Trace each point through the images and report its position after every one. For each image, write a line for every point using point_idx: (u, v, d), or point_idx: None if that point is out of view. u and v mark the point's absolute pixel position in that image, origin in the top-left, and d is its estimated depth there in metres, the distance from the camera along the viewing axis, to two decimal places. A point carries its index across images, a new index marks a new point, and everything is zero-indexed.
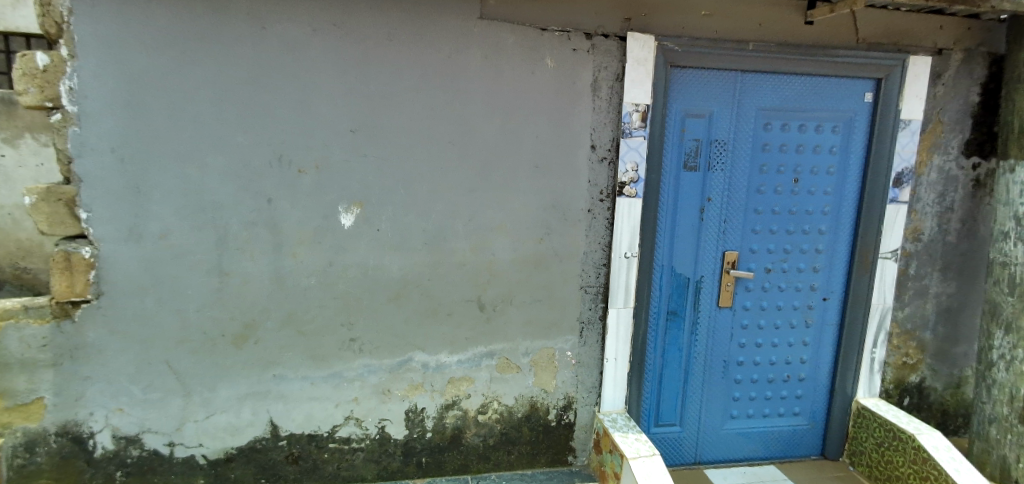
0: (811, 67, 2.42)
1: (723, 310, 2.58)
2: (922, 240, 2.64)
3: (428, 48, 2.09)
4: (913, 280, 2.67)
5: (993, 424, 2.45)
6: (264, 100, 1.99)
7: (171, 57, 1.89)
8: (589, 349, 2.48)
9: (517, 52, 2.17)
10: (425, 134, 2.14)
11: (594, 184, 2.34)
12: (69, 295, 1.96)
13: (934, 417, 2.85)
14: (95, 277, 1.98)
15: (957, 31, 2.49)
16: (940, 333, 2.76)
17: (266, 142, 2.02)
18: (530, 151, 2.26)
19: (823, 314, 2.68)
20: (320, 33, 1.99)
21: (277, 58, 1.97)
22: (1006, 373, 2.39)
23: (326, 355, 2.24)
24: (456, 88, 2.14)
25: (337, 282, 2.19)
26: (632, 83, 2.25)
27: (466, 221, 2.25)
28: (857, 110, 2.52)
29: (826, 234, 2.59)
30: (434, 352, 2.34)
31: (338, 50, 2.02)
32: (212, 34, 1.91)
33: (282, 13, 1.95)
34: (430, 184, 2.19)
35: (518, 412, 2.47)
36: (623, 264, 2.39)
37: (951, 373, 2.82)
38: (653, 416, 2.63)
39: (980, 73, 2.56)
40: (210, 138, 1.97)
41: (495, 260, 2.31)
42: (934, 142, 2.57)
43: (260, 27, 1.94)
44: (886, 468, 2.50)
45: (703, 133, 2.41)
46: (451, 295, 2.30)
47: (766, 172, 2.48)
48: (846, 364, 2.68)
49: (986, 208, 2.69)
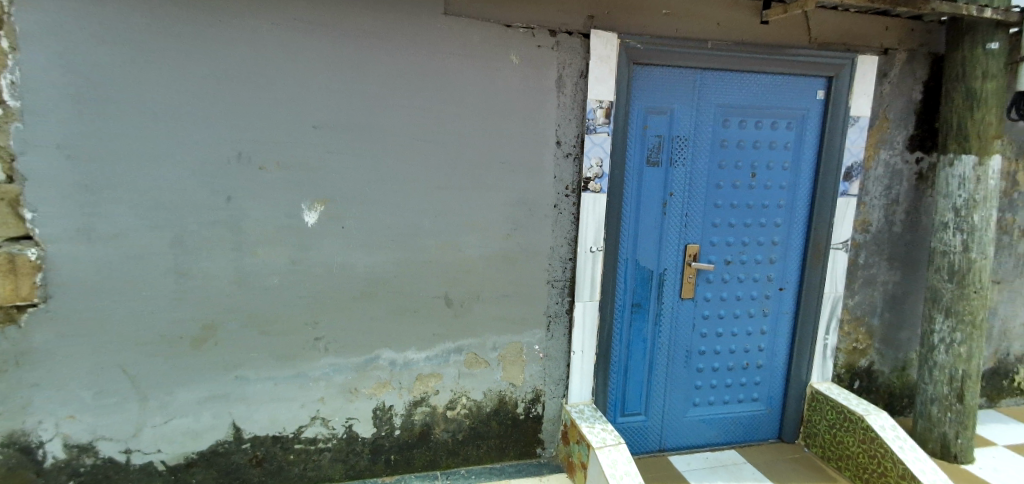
0: (767, 65, 2.50)
1: (685, 301, 2.65)
2: (869, 232, 2.77)
3: (420, 48, 2.10)
4: (862, 269, 2.81)
5: (934, 403, 2.60)
6: (261, 100, 1.97)
7: (168, 56, 1.86)
8: (557, 343, 2.52)
9: (487, 50, 2.18)
10: (403, 131, 2.14)
11: (560, 179, 2.38)
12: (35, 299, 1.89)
13: (881, 399, 3.01)
14: (75, 282, 1.92)
15: (901, 32, 2.62)
16: (887, 319, 2.91)
17: (258, 143, 2.00)
18: (503, 148, 2.28)
19: (780, 304, 2.78)
20: (320, 34, 1.99)
21: (277, 58, 1.97)
22: (946, 355, 2.55)
23: (291, 355, 2.20)
24: (424, 86, 2.13)
25: (302, 283, 2.15)
26: (595, 80, 2.30)
27: (437, 216, 2.25)
28: (810, 107, 2.62)
29: (781, 226, 2.69)
30: (401, 350, 2.33)
31: (336, 51, 2.02)
32: (210, 34, 1.89)
33: (283, 13, 1.94)
34: (425, 182, 2.21)
35: (486, 407, 2.48)
36: (589, 258, 2.45)
37: (897, 357, 2.98)
38: (619, 407, 2.68)
39: (922, 73, 2.70)
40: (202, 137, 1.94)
41: (463, 257, 2.32)
42: (881, 138, 2.70)
43: (263, 27, 1.93)
44: (837, 449, 2.62)
45: (664, 129, 2.48)
46: (419, 292, 2.29)
47: (725, 167, 2.56)
48: (800, 351, 2.79)
49: (927, 200, 2.84)
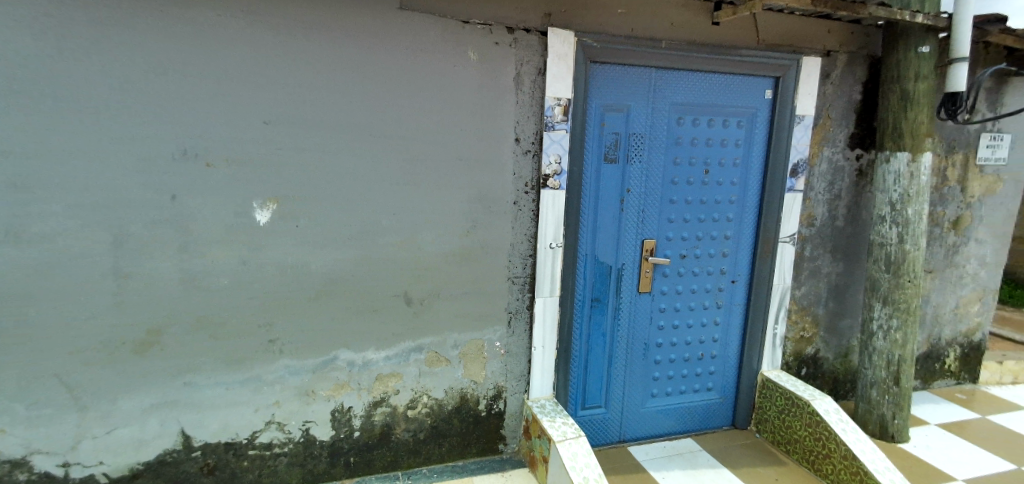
0: (718, 65, 2.58)
1: (642, 295, 2.71)
2: (814, 226, 2.91)
3: (393, 44, 2.09)
4: (808, 261, 2.94)
5: (874, 387, 2.75)
6: (249, 100, 1.95)
7: (167, 57, 1.83)
8: (518, 339, 2.53)
9: (445, 46, 2.16)
10: (367, 127, 2.11)
11: (519, 176, 2.39)
12: (13, 303, 1.80)
13: (826, 384, 3.17)
14: (57, 288, 1.85)
15: (842, 35, 2.75)
16: (831, 308, 3.06)
17: (257, 146, 1.99)
18: (464, 145, 2.27)
19: (732, 296, 2.87)
20: (302, 32, 1.97)
21: (265, 58, 1.94)
22: (884, 341, 2.70)
23: (243, 358, 2.13)
24: (381, 82, 2.10)
25: (255, 284, 2.09)
26: (553, 77, 2.32)
27: (399, 214, 2.23)
28: (759, 106, 2.71)
29: (733, 221, 2.78)
30: (360, 350, 2.29)
31: (336, 51, 2.02)
32: (210, 34, 1.86)
33: (260, 10, 1.91)
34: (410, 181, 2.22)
35: (448, 405, 2.47)
36: (548, 255, 2.47)
37: (840, 344, 3.14)
38: (580, 400, 2.72)
39: (861, 74, 2.85)
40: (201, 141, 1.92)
41: (423, 255, 2.30)
42: (824, 136, 2.83)
43: (250, 25, 1.90)
44: (785, 433, 2.74)
45: (621, 127, 2.52)
46: (379, 291, 2.26)
47: (679, 164, 2.63)
48: (751, 341, 2.91)
49: (867, 195, 2.99)
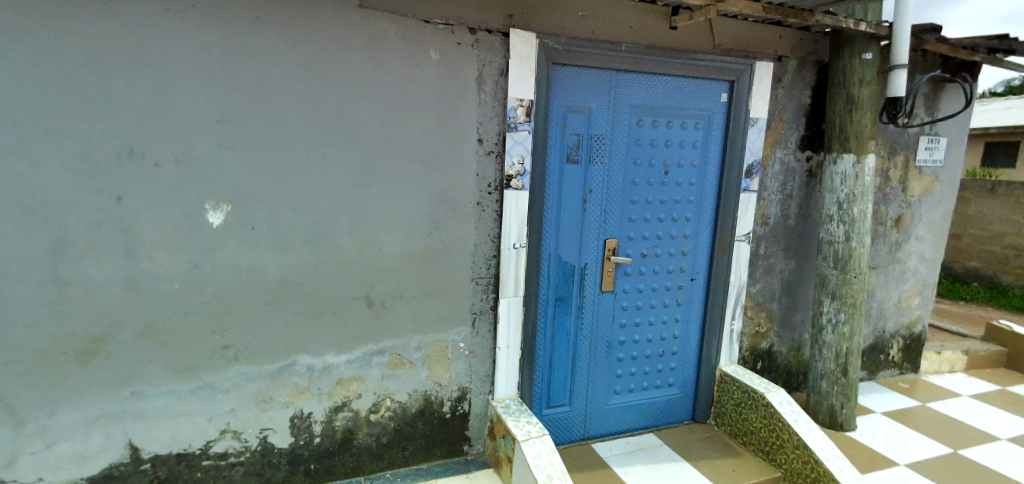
0: (676, 68, 2.64)
1: (605, 294, 2.76)
2: (768, 224, 3.02)
3: (357, 43, 2.06)
4: (762, 259, 3.05)
5: (824, 379, 2.88)
6: (200, 97, 1.87)
7: (164, 58, 1.81)
8: (482, 340, 2.53)
9: (405, 45, 2.14)
10: (327, 127, 2.07)
11: (481, 177, 2.39)
12: None
13: (781, 377, 3.30)
14: (11, 294, 1.75)
15: (792, 41, 2.87)
16: (784, 304, 3.18)
17: (256, 149, 1.99)
18: (426, 146, 2.25)
19: (692, 293, 2.95)
20: (265, 30, 1.92)
21: (217, 55, 1.87)
22: (833, 334, 2.83)
23: (196, 365, 2.06)
24: (339, 81, 2.06)
25: (208, 288, 2.01)
26: (515, 78, 2.33)
27: (360, 215, 2.19)
28: (715, 109, 2.79)
29: (691, 220, 2.86)
30: (319, 355, 2.24)
31: (303, 49, 1.99)
32: (189, 31, 1.82)
33: (210, 4, 1.84)
34: (344, 189, 2.15)
35: (411, 408, 2.45)
36: (512, 255, 2.48)
37: (793, 338, 3.27)
38: (545, 399, 2.74)
39: (810, 79, 2.97)
40: (201, 146, 1.91)
41: (385, 257, 2.27)
42: (777, 138, 2.94)
43: (210, 23, 1.85)
44: (742, 425, 2.84)
45: (583, 128, 2.55)
46: (339, 294, 2.22)
47: (640, 165, 2.69)
48: (710, 337, 2.99)
49: (817, 195, 3.13)
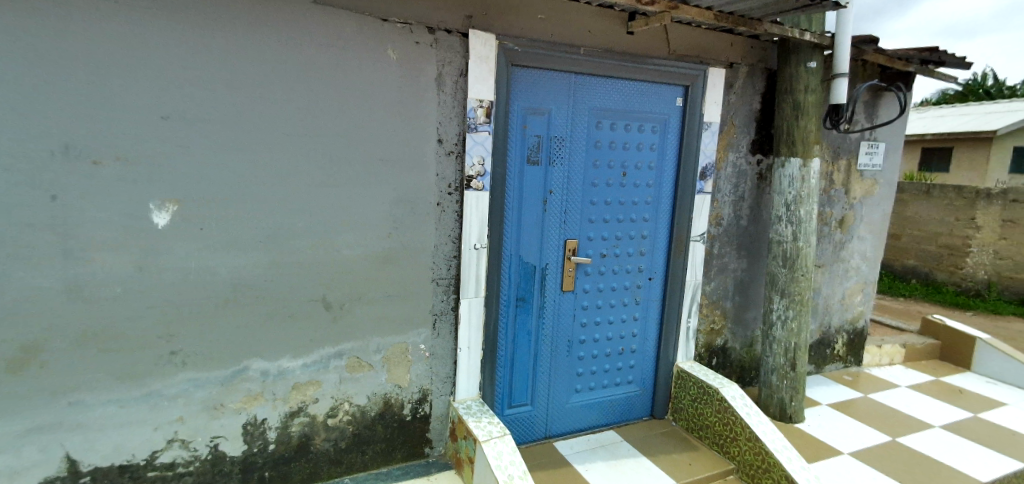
0: (633, 73, 2.71)
1: (565, 293, 2.79)
2: (722, 225, 3.13)
3: (314, 41, 2.03)
4: (716, 258, 3.16)
5: (774, 373, 3.00)
6: (144, 92, 1.80)
7: (127, 53, 1.75)
8: (443, 341, 2.52)
9: (362, 43, 2.12)
10: (282, 125, 2.03)
11: (441, 177, 2.38)
12: None
13: (734, 372, 3.42)
14: None
15: (742, 48, 2.99)
16: (737, 302, 3.30)
17: (256, 149, 2.00)
18: (384, 145, 2.23)
19: (649, 292, 3.02)
20: (218, 25, 1.87)
21: (163, 48, 1.80)
22: (782, 330, 2.96)
23: (141, 372, 1.96)
24: (294, 78, 2.02)
25: (154, 291, 1.93)
26: (475, 79, 2.33)
27: (317, 215, 2.15)
28: (671, 113, 2.88)
29: (649, 221, 2.93)
30: (274, 359, 2.18)
31: (255, 44, 1.93)
32: (130, 22, 1.74)
33: None
34: (329, 177, 2.15)
35: (371, 412, 2.41)
36: (473, 255, 2.48)
37: (746, 335, 3.40)
38: (506, 399, 2.75)
39: (759, 86, 3.10)
40: (202, 147, 1.91)
41: (343, 258, 2.23)
42: (729, 142, 3.06)
43: (159, 16, 1.78)
44: (698, 420, 2.92)
45: (543, 130, 2.58)
46: (295, 296, 2.17)
47: (599, 167, 2.74)
48: (667, 334, 3.07)
49: (767, 197, 3.26)
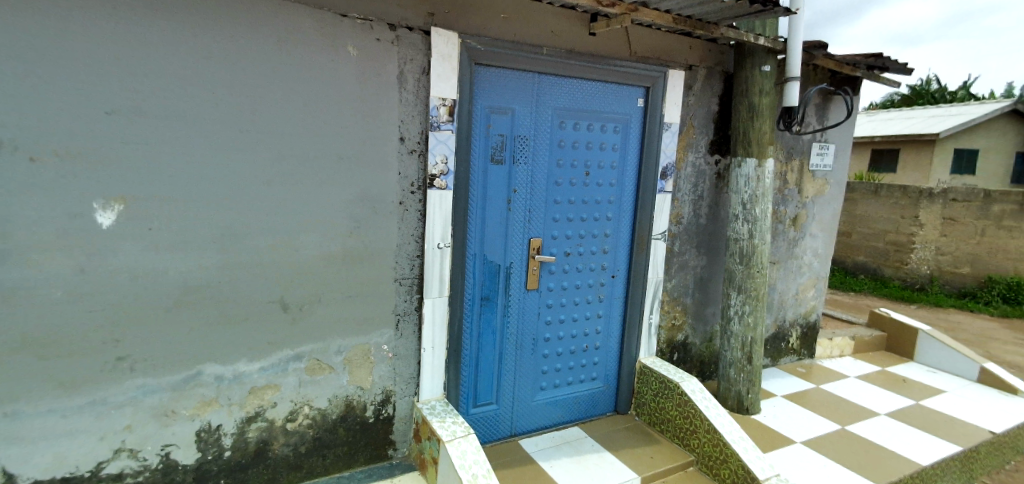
0: (596, 73, 2.75)
1: (530, 292, 2.81)
2: (682, 223, 3.21)
3: (269, 35, 1.97)
4: (676, 256, 3.24)
5: (732, 367, 3.10)
6: (85, 86, 1.70)
7: (65, 44, 1.66)
8: (406, 342, 2.50)
9: (320, 39, 2.08)
10: (237, 122, 1.97)
11: (404, 176, 2.36)
12: None
13: (695, 367, 3.51)
14: None
15: (701, 51, 3.07)
16: (697, 298, 3.40)
17: (209, 147, 1.93)
18: (344, 144, 2.19)
19: (613, 290, 3.07)
20: (166, 16, 1.79)
21: (105, 39, 1.71)
22: (739, 325, 3.05)
23: (84, 380, 1.86)
24: (248, 74, 1.96)
25: (98, 294, 1.83)
26: (437, 77, 2.32)
27: (274, 214, 2.09)
28: (633, 113, 2.93)
29: (612, 220, 2.98)
30: (229, 363, 2.11)
31: (207, 38, 1.87)
32: (69, 10, 1.65)
33: None
34: (285, 176, 2.09)
35: (332, 415, 2.37)
36: (436, 255, 2.47)
37: (705, 330, 3.50)
38: (471, 398, 2.75)
39: (717, 88, 3.19)
40: (168, 146, 1.86)
41: (301, 258, 2.18)
42: (688, 142, 3.14)
43: (102, 5, 1.69)
44: (659, 414, 2.99)
45: (506, 129, 2.59)
46: (252, 298, 2.11)
47: (562, 166, 2.77)
48: (630, 331, 3.13)
49: (725, 196, 3.36)
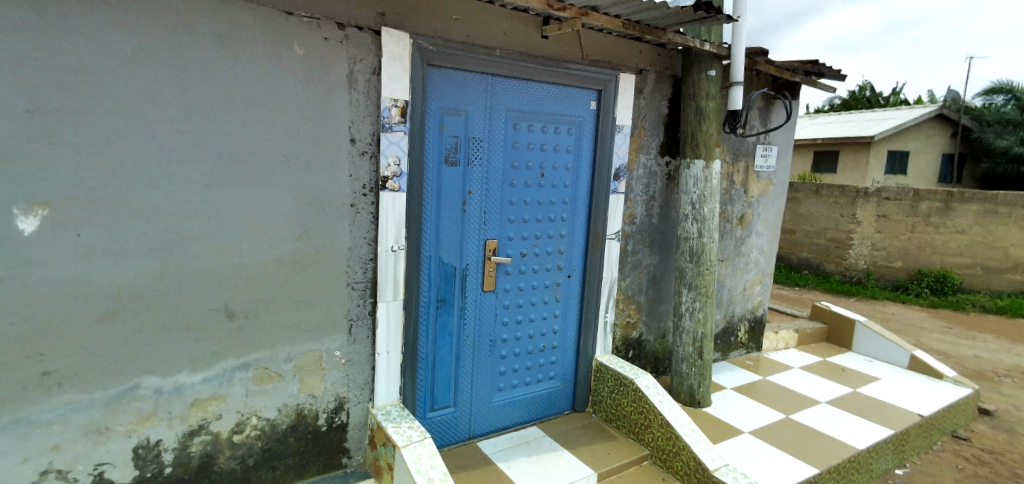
0: (548, 76, 2.78)
1: (486, 293, 2.81)
2: (635, 223, 3.29)
3: (209, 31, 1.89)
4: (630, 255, 3.32)
5: (684, 362, 3.19)
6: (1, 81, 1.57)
7: None
8: (359, 347, 2.46)
9: (265, 37, 2.01)
10: (174, 122, 1.87)
11: (355, 178, 2.31)
12: None
13: (649, 363, 3.61)
14: None
15: (650, 56, 3.16)
16: (650, 295, 3.49)
17: (145, 148, 1.83)
18: (292, 145, 2.13)
19: (569, 289, 3.11)
20: (93, 8, 1.68)
21: (25, 31, 1.59)
22: (690, 321, 3.16)
23: (4, 399, 1.70)
24: (186, 71, 1.87)
25: (19, 305, 1.68)
26: (388, 78, 2.29)
27: (217, 218, 2.00)
28: (586, 115, 2.98)
29: (567, 221, 3.02)
30: (169, 375, 2.01)
31: (140, 33, 1.77)
32: None
33: None
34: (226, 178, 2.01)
35: (282, 424, 2.29)
36: (390, 258, 2.44)
37: (658, 327, 3.60)
38: (428, 402, 2.72)
39: (666, 91, 3.29)
40: (98, 147, 1.75)
41: (247, 264, 2.10)
42: (640, 144, 3.22)
43: None
44: (615, 410, 3.05)
45: (460, 130, 2.58)
46: (193, 306, 2.02)
47: (517, 168, 2.78)
48: (586, 329, 3.18)
49: (675, 196, 3.47)
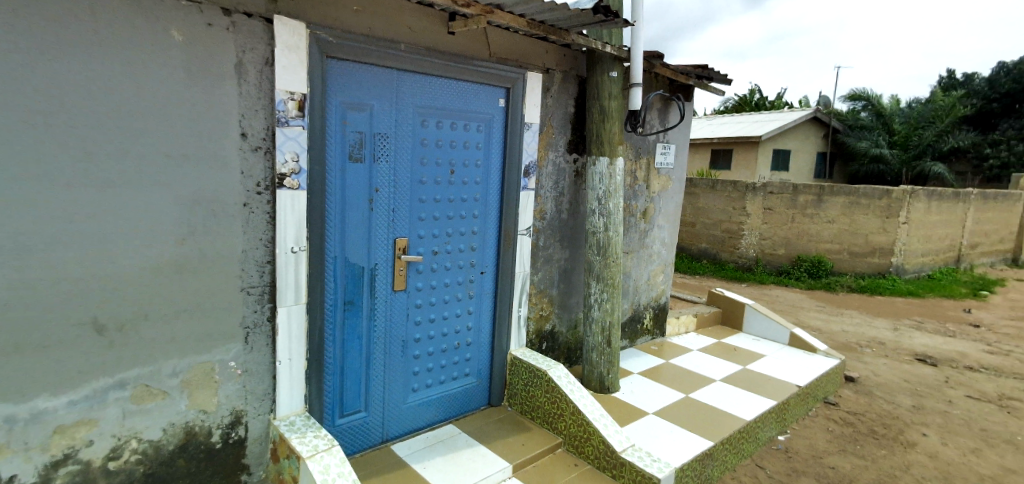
0: (456, 72, 2.77)
1: (397, 293, 2.75)
2: (545, 219, 3.38)
3: (64, 9, 1.66)
4: (541, 250, 3.41)
5: (594, 351, 3.34)
6: None
7: None
8: (258, 355, 2.31)
9: (134, 18, 1.80)
10: (21, 110, 1.62)
11: (248, 175, 2.16)
12: None
13: (561, 354, 3.73)
14: None
15: (555, 56, 3.26)
16: (561, 289, 3.60)
17: None
18: (172, 139, 1.94)
19: (482, 286, 3.13)
20: None
21: None
22: (599, 311, 3.30)
23: None
24: (34, 53, 1.62)
25: None
26: (284, 69, 2.15)
27: (79, 220, 1.77)
28: (495, 113, 3.00)
29: (478, 217, 3.03)
30: (24, 400, 1.74)
31: None
32: None
33: None
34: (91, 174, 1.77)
35: (169, 445, 2.09)
36: (290, 260, 2.31)
37: (570, 318, 3.73)
38: (337, 408, 2.62)
39: (572, 91, 3.41)
40: None
41: (121, 271, 1.88)
42: (548, 142, 3.32)
43: None
44: (530, 402, 3.12)
45: (365, 126, 2.50)
46: (53, 321, 1.76)
47: (426, 165, 2.74)
48: (500, 324, 3.22)
49: (583, 192, 3.61)
